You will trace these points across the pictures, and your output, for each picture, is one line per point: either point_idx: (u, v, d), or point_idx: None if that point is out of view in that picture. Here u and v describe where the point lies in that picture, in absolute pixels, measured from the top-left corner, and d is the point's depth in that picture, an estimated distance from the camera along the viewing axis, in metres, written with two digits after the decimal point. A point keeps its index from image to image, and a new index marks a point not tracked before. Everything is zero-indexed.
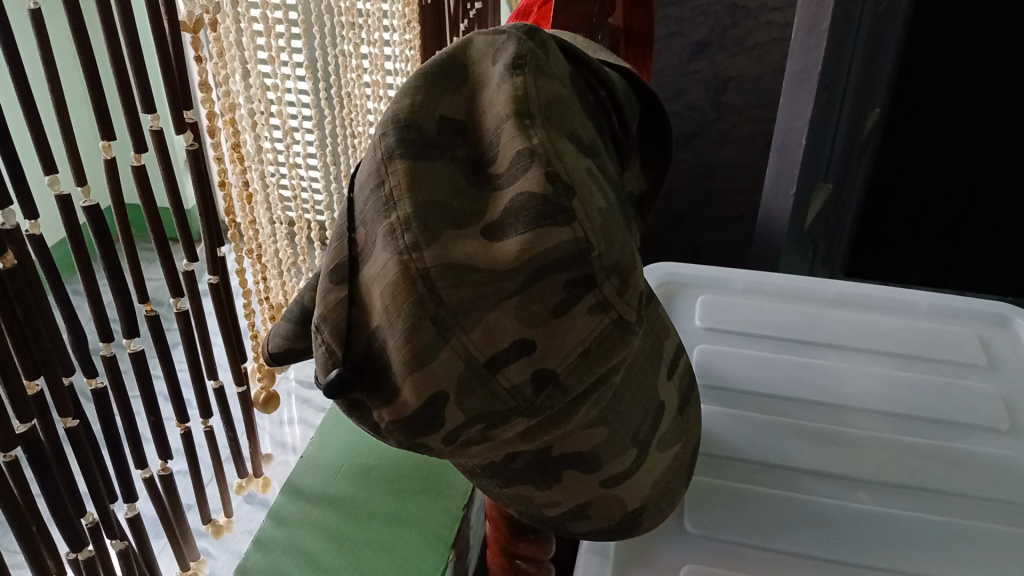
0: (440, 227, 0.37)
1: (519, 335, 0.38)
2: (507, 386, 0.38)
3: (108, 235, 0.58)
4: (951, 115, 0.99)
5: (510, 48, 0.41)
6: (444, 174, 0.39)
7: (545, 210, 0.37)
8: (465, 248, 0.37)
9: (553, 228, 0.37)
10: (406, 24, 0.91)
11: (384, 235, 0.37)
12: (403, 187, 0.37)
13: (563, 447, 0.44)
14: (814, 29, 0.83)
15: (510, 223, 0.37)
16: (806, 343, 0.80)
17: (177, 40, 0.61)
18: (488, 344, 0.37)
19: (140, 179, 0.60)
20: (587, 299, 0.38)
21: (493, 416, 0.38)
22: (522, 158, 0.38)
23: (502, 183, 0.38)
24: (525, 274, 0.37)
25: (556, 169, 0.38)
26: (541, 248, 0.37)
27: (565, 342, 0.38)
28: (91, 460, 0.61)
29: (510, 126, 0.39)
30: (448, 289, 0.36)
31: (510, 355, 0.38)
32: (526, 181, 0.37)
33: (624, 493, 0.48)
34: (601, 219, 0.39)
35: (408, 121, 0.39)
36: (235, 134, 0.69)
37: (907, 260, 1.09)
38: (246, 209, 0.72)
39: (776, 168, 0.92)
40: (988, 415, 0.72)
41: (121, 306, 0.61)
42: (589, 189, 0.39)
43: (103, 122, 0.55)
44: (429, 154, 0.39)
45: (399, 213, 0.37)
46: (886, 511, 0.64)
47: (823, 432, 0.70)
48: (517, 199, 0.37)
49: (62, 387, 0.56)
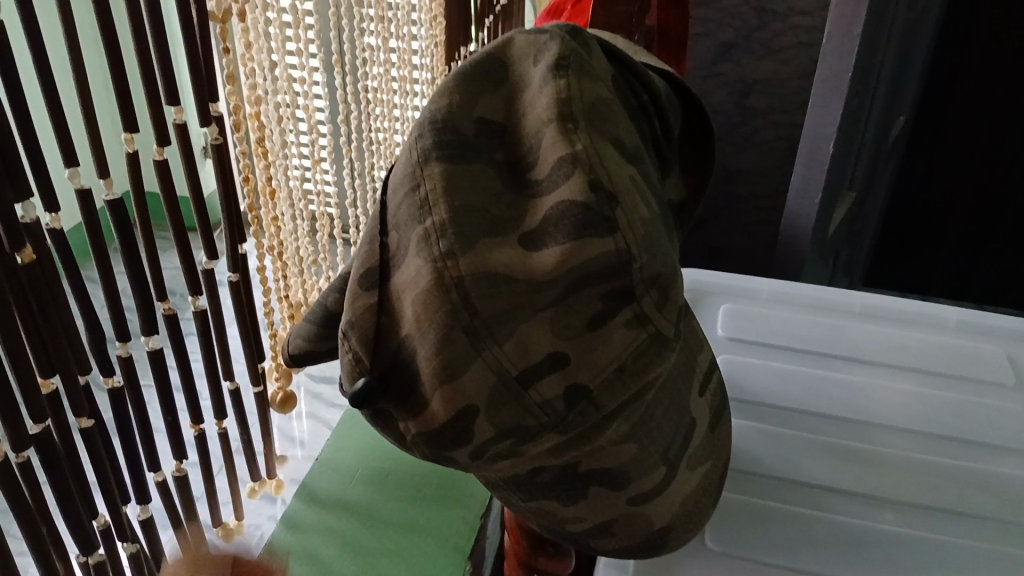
0: (476, 233, 0.35)
1: (554, 347, 0.36)
2: (539, 401, 0.36)
3: (129, 232, 0.55)
4: (977, 121, 0.97)
5: (553, 48, 0.40)
6: (481, 177, 0.37)
7: (584, 221, 0.35)
8: (501, 256, 0.35)
9: (594, 239, 0.35)
10: (434, 19, 0.89)
11: (419, 241, 0.35)
12: (439, 190, 0.36)
13: (586, 469, 0.42)
14: (847, 32, 0.83)
15: (550, 232, 0.36)
16: (832, 356, 0.78)
17: (205, 29, 0.58)
18: (520, 357, 0.36)
19: (162, 171, 0.57)
20: (624, 313, 0.37)
21: (524, 432, 0.37)
22: (562, 165, 0.36)
23: (541, 191, 0.37)
24: (563, 285, 0.35)
25: (599, 175, 0.36)
26: (580, 258, 0.35)
27: (600, 355, 0.37)
28: (104, 459, 0.60)
29: (553, 130, 0.37)
30: (482, 299, 0.35)
31: (543, 368, 0.36)
32: (567, 190, 0.36)
33: (651, 510, 0.47)
34: (645, 229, 0.37)
35: (445, 121, 0.37)
36: (261, 127, 0.66)
37: (928, 274, 1.07)
38: (269, 204, 0.69)
39: (803, 171, 0.91)
40: (1017, 436, 0.70)
41: (141, 304, 0.58)
42: (633, 199, 0.37)
43: (126, 114, 0.51)
44: (466, 157, 0.37)
45: (435, 218, 0.35)
46: (911, 533, 0.62)
47: (848, 449, 0.69)
48: (558, 207, 0.36)
49: (77, 386, 0.55)
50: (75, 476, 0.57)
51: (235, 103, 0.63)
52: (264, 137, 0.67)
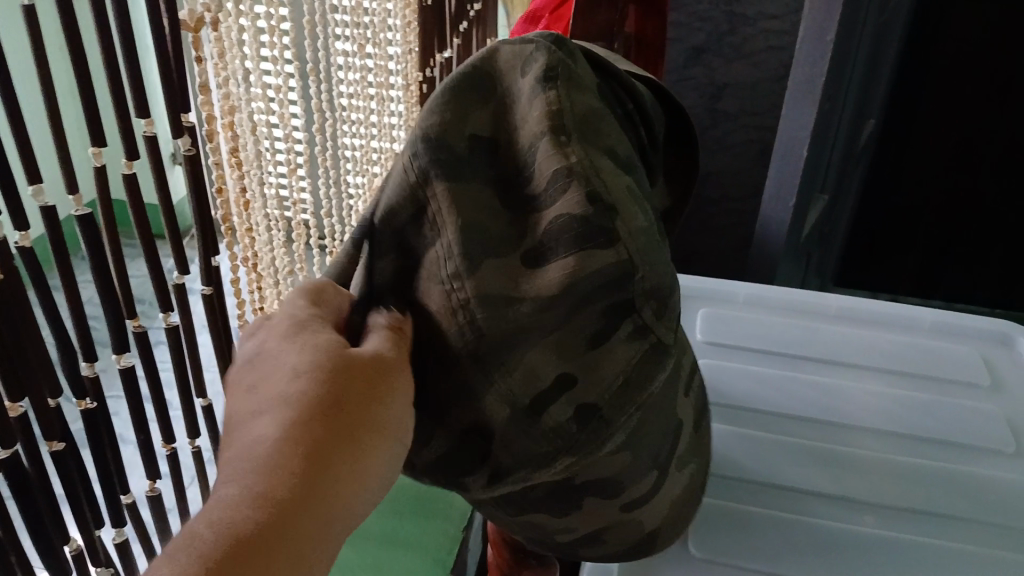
0: (482, 252, 0.36)
1: (560, 370, 0.37)
2: (551, 426, 0.38)
3: (99, 249, 0.53)
4: (953, 119, 0.98)
5: (540, 59, 0.38)
6: (479, 196, 0.37)
7: (580, 235, 0.35)
8: (510, 273, 0.37)
9: (596, 251, 0.35)
10: (408, 25, 0.88)
11: (431, 259, 0.38)
12: (446, 212, 0.37)
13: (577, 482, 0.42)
14: (820, 38, 0.83)
15: (551, 248, 0.36)
16: (810, 359, 0.78)
17: (177, 39, 0.56)
18: (529, 385, 0.37)
19: (131, 186, 0.54)
20: (625, 325, 0.37)
21: (529, 450, 0.38)
22: (556, 179, 0.36)
23: (538, 205, 0.37)
24: (569, 304, 0.36)
25: (596, 189, 0.36)
26: (582, 273, 0.35)
27: (606, 372, 0.37)
28: (75, 479, 0.58)
29: (546, 144, 0.36)
30: (489, 323, 0.37)
31: (552, 395, 0.37)
32: (563, 203, 0.36)
33: (642, 516, 0.47)
34: (643, 236, 0.37)
35: (437, 140, 0.37)
36: (235, 138, 0.64)
37: (900, 271, 1.08)
38: (243, 215, 0.68)
39: (778, 172, 0.91)
40: (992, 436, 0.71)
41: (111, 321, 0.56)
42: (629, 205, 0.37)
43: (94, 129, 0.49)
44: (463, 176, 0.37)
45: (444, 239, 0.37)
46: (891, 535, 0.62)
47: (828, 452, 0.69)
48: (558, 221, 0.36)
49: (47, 408, 0.53)
50: (46, 499, 0.55)
51: (209, 113, 0.60)
52: (238, 148, 0.65)
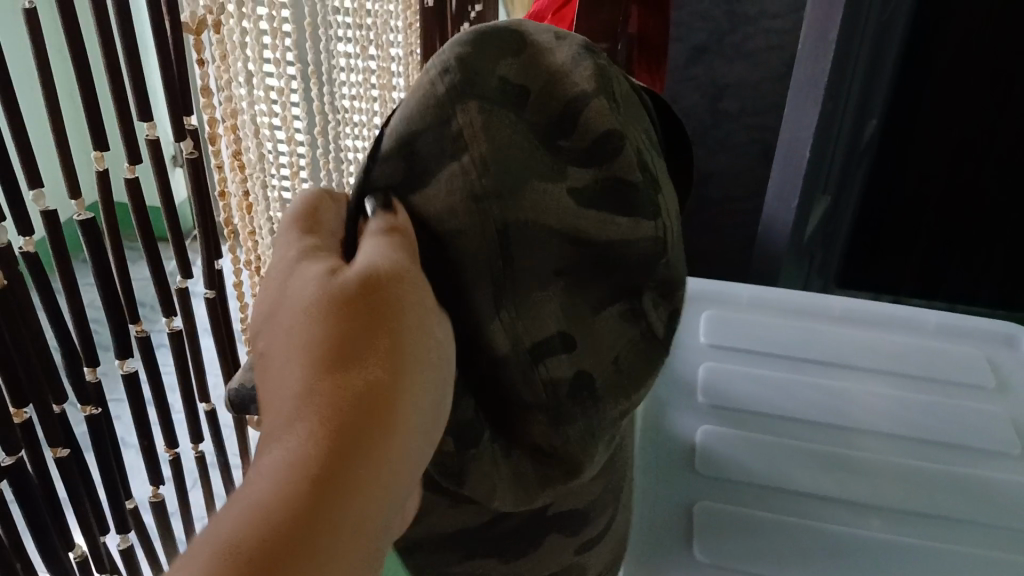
0: (517, 182, 0.35)
1: (564, 326, 0.38)
2: (550, 381, 0.37)
3: (101, 253, 0.53)
4: (951, 118, 0.99)
5: (578, 39, 0.39)
6: (517, 128, 0.36)
7: (629, 201, 0.38)
8: (547, 207, 0.36)
9: (641, 221, 0.38)
10: (409, 27, 0.89)
11: (451, 175, 0.34)
12: (478, 131, 0.34)
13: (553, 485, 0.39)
14: (821, 38, 0.86)
15: (591, 201, 0.37)
16: (814, 362, 0.78)
17: (178, 41, 0.55)
18: (536, 331, 0.37)
19: (133, 191, 0.53)
20: (621, 305, 0.40)
21: (543, 411, 0.37)
22: (612, 139, 0.37)
23: (579, 159, 0.37)
24: (592, 257, 0.38)
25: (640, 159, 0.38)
26: (619, 236, 0.38)
27: (603, 346, 0.40)
28: (78, 485, 0.57)
29: (596, 100, 0.36)
30: (519, 252, 0.36)
31: (556, 349, 0.38)
32: (611, 169, 0.37)
33: (587, 560, 0.47)
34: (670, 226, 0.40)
35: (472, 64, 0.35)
36: (236, 141, 0.64)
37: (900, 271, 1.07)
38: (246, 219, 0.67)
39: (779, 174, 0.94)
40: (999, 438, 0.71)
41: (114, 326, 0.56)
42: (667, 191, 0.40)
43: (96, 132, 0.49)
44: (500, 106, 0.35)
45: (472, 157, 0.34)
46: (899, 539, 0.62)
47: (833, 456, 0.68)
48: (601, 181, 0.37)
49: (50, 414, 0.52)
50: (49, 505, 0.55)
51: (211, 116, 0.60)
52: (239, 150, 0.64)
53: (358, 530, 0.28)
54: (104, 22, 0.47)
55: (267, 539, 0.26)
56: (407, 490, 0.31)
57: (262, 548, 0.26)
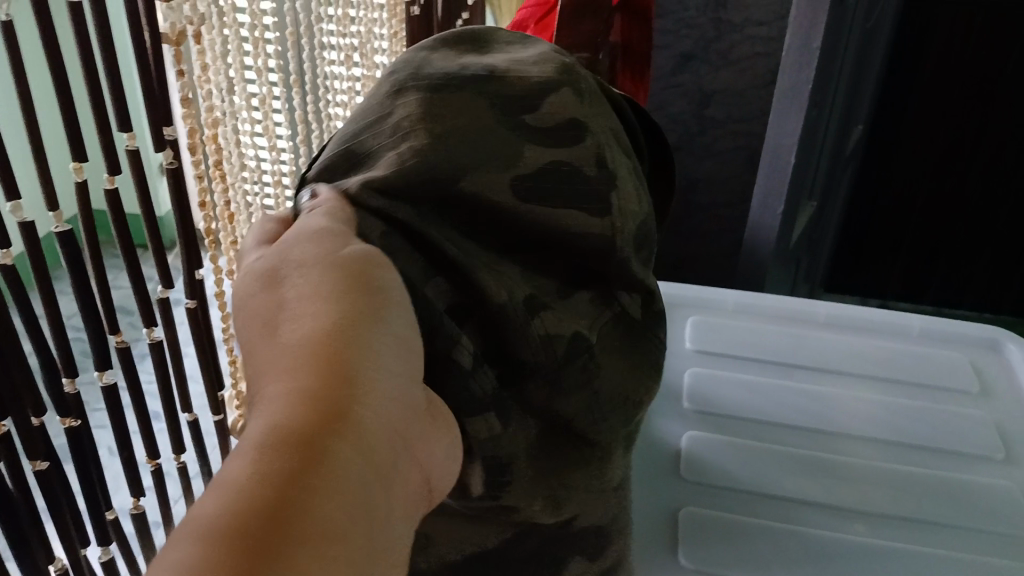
0: (467, 159, 0.35)
1: (530, 291, 0.37)
2: (542, 334, 0.37)
3: (80, 265, 0.53)
4: (937, 130, 1.01)
5: (540, 46, 0.42)
6: (472, 108, 0.37)
7: (576, 190, 0.38)
8: (493, 183, 0.36)
9: (589, 211, 0.38)
10: (395, 36, 0.88)
11: (393, 158, 0.35)
12: (417, 118, 0.36)
13: (554, 452, 0.39)
14: (806, 45, 0.83)
15: (546, 173, 0.37)
16: (799, 367, 0.78)
17: (158, 51, 0.55)
18: (519, 281, 0.37)
19: (113, 202, 0.53)
20: (589, 290, 0.40)
21: (539, 368, 0.37)
22: (573, 129, 0.39)
23: (534, 138, 0.38)
24: (558, 227, 0.38)
25: (604, 154, 0.39)
26: (580, 215, 0.38)
27: (575, 320, 0.39)
28: (60, 498, 0.57)
29: (557, 94, 0.39)
30: (473, 200, 0.35)
31: (542, 304, 0.37)
32: (555, 155, 0.38)
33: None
34: (632, 221, 0.41)
35: (423, 64, 0.38)
36: (219, 151, 0.63)
37: (888, 276, 1.12)
38: (228, 228, 0.67)
39: (764, 182, 0.91)
40: (983, 443, 0.71)
41: (94, 338, 0.55)
42: (628, 189, 0.41)
43: (74, 144, 0.48)
44: (450, 90, 0.37)
45: (416, 141, 0.35)
46: (883, 545, 0.62)
47: (817, 461, 0.69)
48: (558, 163, 0.38)
49: (30, 427, 0.52)
50: (29, 518, 0.54)
51: (192, 126, 0.60)
52: (222, 160, 0.64)
53: (351, 492, 0.24)
54: (83, 34, 0.47)
55: (248, 509, 0.22)
56: (399, 452, 0.27)
57: (237, 513, 0.22)
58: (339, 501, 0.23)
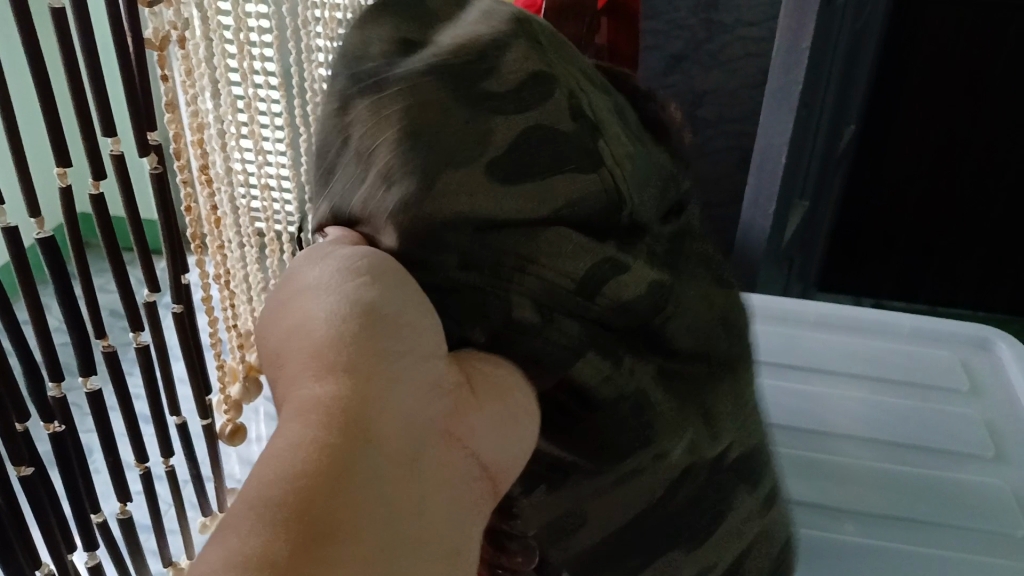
0: (438, 164, 0.29)
1: (592, 262, 0.31)
2: (611, 302, 0.32)
3: (63, 270, 0.53)
4: (924, 128, 1.01)
5: None
6: (426, 93, 0.29)
7: (564, 152, 0.30)
8: (473, 183, 0.29)
9: (580, 173, 0.30)
10: None
11: (373, 183, 0.30)
12: (374, 128, 0.29)
13: (677, 398, 0.36)
14: (795, 46, 0.82)
15: (523, 151, 0.30)
16: (788, 367, 0.78)
17: (142, 56, 0.55)
18: (565, 262, 0.30)
19: (98, 206, 0.53)
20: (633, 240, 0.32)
21: (606, 324, 0.32)
22: (541, 80, 0.30)
23: (503, 106, 0.30)
24: (559, 202, 0.30)
25: (581, 101, 0.31)
26: (570, 187, 0.30)
27: (638, 282, 0.32)
28: (45, 503, 0.57)
29: (517, 47, 0.31)
30: (462, 212, 0.29)
31: (604, 270, 0.31)
32: (530, 116, 0.30)
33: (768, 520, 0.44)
34: (631, 159, 0.32)
35: (361, 57, 0.31)
36: (204, 155, 0.64)
37: (882, 277, 1.12)
38: (214, 232, 0.67)
39: (755, 184, 0.91)
40: (973, 442, 0.71)
41: (79, 343, 0.55)
42: (615, 130, 0.32)
43: (57, 148, 0.48)
44: (393, 78, 0.30)
45: (382, 161, 0.29)
46: (872, 543, 0.62)
47: (804, 459, 0.69)
48: (531, 130, 0.30)
49: (14, 433, 0.52)
50: (14, 524, 0.54)
51: (177, 131, 0.60)
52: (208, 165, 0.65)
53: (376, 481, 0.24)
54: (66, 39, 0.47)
55: (280, 504, 0.23)
56: (426, 443, 0.27)
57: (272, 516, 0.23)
58: (359, 513, 0.24)
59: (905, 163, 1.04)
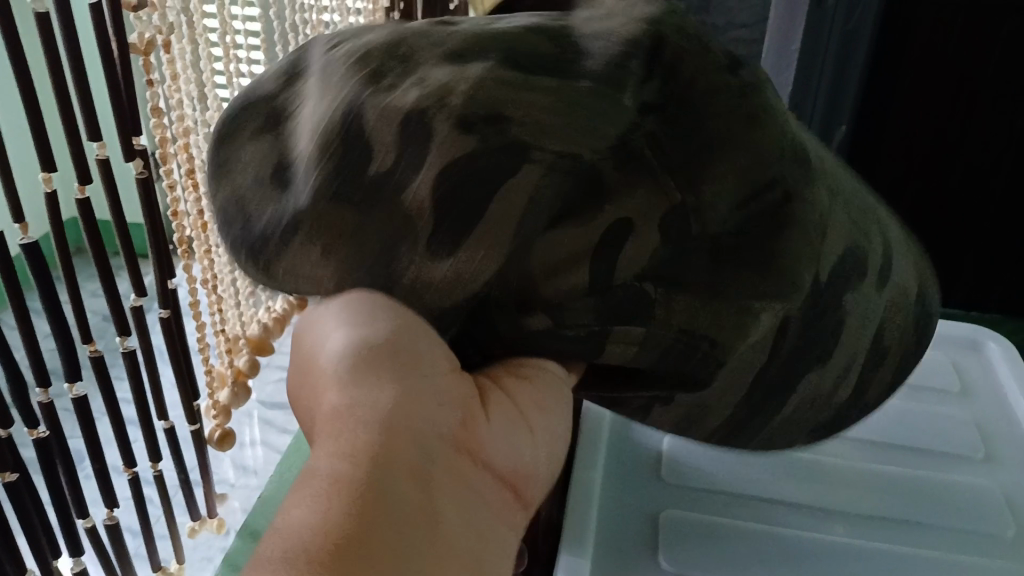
0: (374, 263, 0.28)
1: (589, 251, 0.30)
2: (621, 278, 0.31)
3: (48, 277, 0.52)
4: (916, 129, 1.02)
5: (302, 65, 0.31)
6: (321, 212, 0.27)
7: (501, 164, 0.28)
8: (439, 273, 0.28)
9: (519, 177, 0.28)
10: None
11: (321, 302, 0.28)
12: (293, 268, 0.28)
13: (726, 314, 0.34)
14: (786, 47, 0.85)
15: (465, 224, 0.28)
16: None
17: (126, 62, 0.55)
18: (555, 269, 0.30)
19: (85, 212, 0.53)
20: (635, 195, 0.30)
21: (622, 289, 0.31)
22: (417, 120, 0.28)
23: (400, 181, 0.27)
24: (538, 220, 0.29)
25: (472, 108, 0.28)
26: (532, 193, 0.28)
27: (639, 237, 0.31)
28: (30, 509, 0.57)
29: (368, 110, 0.28)
30: (453, 286, 0.28)
31: (607, 240, 0.30)
32: (435, 158, 0.27)
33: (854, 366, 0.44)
34: (567, 119, 0.29)
35: (236, 215, 0.29)
36: (192, 158, 0.63)
37: None
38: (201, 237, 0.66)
39: None
40: (963, 442, 0.71)
41: (64, 348, 0.55)
42: (527, 97, 0.29)
43: (42, 154, 0.48)
44: (273, 219, 0.28)
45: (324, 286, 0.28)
46: (865, 545, 0.62)
47: (794, 460, 0.69)
48: (450, 183, 0.27)
49: None
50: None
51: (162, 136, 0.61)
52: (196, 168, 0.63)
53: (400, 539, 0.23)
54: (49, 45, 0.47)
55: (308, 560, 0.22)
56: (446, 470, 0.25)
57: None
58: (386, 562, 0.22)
59: (895, 165, 1.04)
